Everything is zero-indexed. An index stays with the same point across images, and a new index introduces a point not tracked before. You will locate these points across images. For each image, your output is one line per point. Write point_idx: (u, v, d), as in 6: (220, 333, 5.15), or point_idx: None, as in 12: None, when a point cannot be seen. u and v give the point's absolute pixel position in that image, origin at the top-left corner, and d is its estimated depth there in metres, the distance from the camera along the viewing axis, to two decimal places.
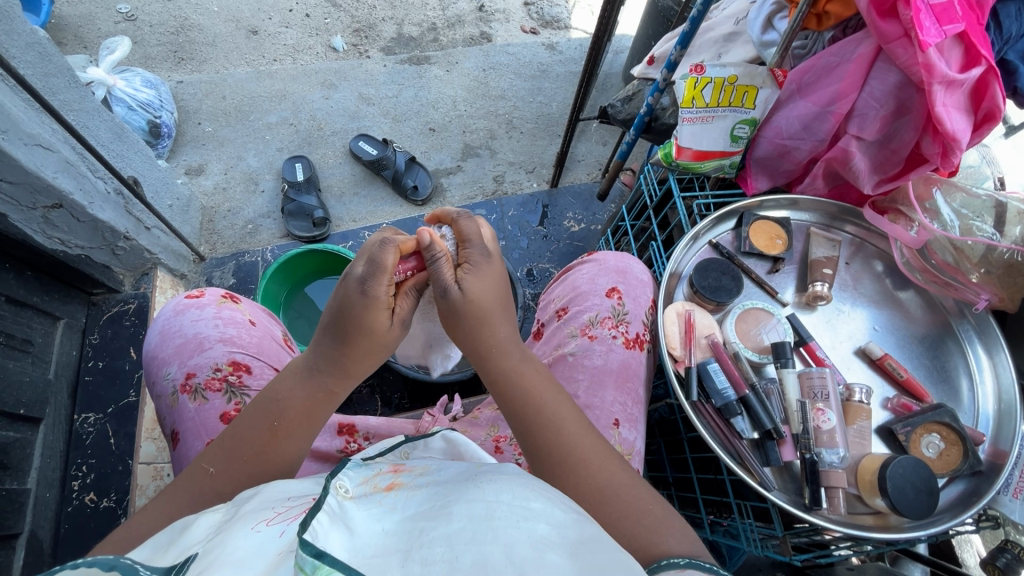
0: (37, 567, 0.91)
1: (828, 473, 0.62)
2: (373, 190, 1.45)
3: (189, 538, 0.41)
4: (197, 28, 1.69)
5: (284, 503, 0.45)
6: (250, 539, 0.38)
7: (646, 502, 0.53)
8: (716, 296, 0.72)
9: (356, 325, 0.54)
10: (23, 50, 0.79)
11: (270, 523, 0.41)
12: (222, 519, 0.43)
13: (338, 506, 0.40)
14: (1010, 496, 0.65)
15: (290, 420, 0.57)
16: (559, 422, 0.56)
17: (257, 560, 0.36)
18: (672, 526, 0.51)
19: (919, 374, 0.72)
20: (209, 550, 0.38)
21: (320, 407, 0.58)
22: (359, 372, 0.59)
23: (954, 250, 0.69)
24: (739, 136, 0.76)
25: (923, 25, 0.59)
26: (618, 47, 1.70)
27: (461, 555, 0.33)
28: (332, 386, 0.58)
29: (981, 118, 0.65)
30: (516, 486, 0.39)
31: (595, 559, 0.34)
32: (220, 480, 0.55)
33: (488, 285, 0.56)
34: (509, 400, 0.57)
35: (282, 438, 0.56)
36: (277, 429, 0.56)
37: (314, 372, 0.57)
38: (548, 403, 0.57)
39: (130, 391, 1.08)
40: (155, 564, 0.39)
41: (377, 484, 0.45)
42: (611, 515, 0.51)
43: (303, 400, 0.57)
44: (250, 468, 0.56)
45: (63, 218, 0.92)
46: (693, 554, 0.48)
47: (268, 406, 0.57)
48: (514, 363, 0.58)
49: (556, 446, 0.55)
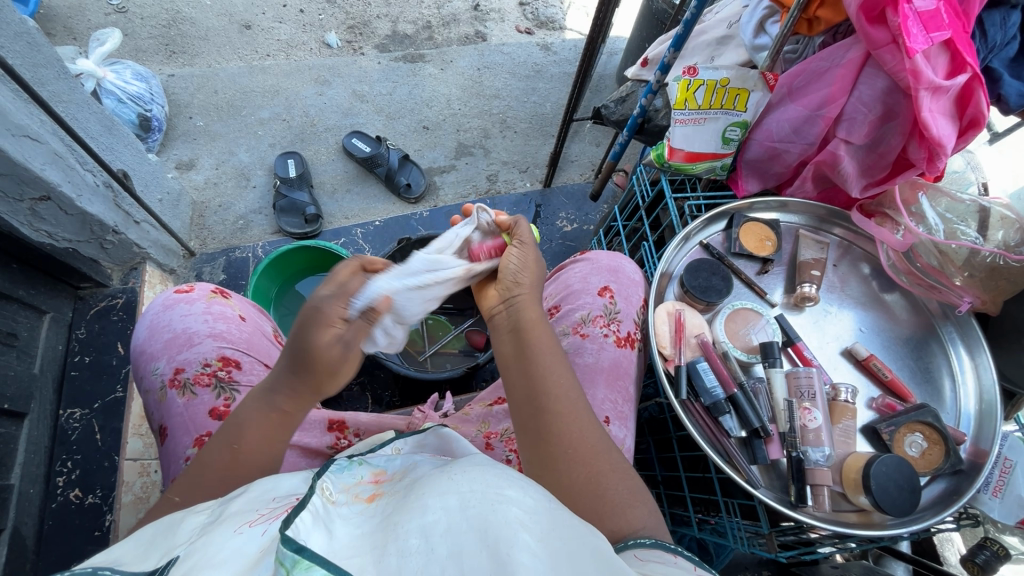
0: (20, 564, 0.90)
1: (814, 471, 0.64)
2: (366, 187, 1.45)
3: (173, 540, 0.41)
4: (189, 21, 1.68)
5: (269, 504, 0.45)
6: (232, 541, 0.38)
7: (623, 467, 0.55)
8: (706, 296, 0.73)
9: (302, 342, 0.54)
10: (12, 40, 0.78)
11: (253, 523, 0.41)
12: (205, 522, 0.43)
13: (323, 507, 0.40)
14: (989, 494, 0.67)
15: (247, 448, 0.55)
16: (566, 374, 0.57)
17: (237, 562, 0.36)
18: (641, 496, 0.53)
19: (902, 374, 0.73)
20: (191, 553, 0.37)
21: (279, 429, 0.57)
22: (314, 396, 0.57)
23: (939, 254, 0.71)
24: (729, 138, 0.76)
25: (910, 33, 0.60)
26: (612, 49, 1.72)
27: (435, 546, 0.34)
28: (289, 408, 0.57)
29: (967, 124, 0.67)
30: (493, 474, 0.38)
31: (568, 544, 0.34)
32: (192, 492, 0.54)
33: (532, 260, 0.66)
34: (522, 349, 0.59)
35: (244, 461, 0.55)
36: (239, 453, 0.55)
37: (269, 391, 0.56)
38: (559, 357, 0.58)
39: (118, 386, 1.07)
40: (137, 568, 0.38)
41: (358, 494, 0.44)
42: (594, 476, 0.52)
43: (258, 423, 0.56)
44: (205, 481, 0.54)
45: (50, 211, 0.90)
46: (654, 530, 0.50)
47: (227, 430, 0.56)
48: (538, 319, 0.61)
49: (558, 397, 0.55)
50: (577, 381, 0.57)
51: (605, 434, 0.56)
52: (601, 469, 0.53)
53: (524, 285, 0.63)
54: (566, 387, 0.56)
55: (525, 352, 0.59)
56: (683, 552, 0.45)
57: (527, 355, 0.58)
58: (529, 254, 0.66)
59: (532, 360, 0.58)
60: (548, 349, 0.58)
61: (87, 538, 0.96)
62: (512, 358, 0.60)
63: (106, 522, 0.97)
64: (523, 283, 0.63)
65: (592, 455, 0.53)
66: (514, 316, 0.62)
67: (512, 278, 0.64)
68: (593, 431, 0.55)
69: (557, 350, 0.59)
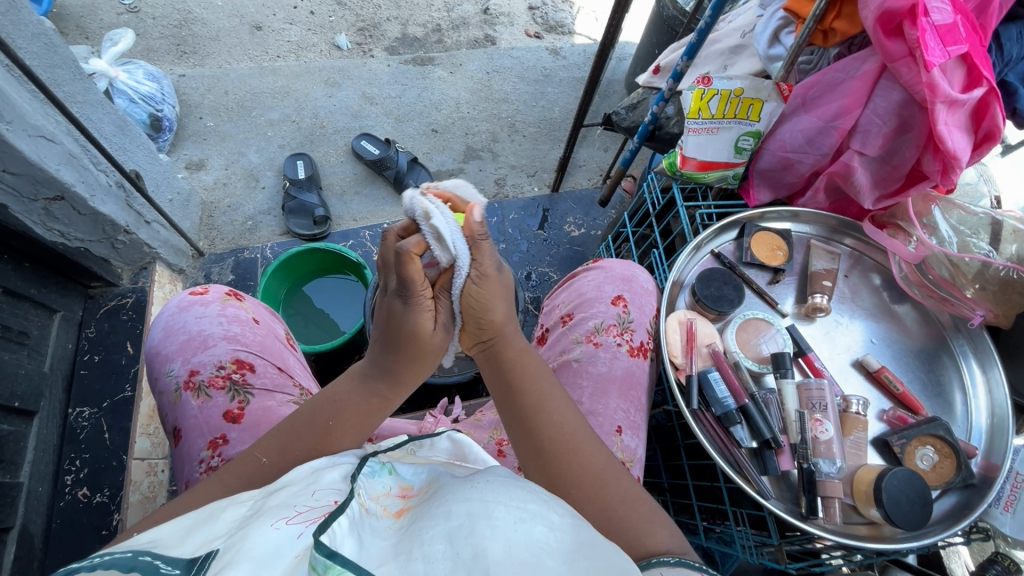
0: (28, 562, 0.90)
1: (824, 483, 0.64)
2: (374, 189, 1.46)
3: (212, 530, 0.41)
4: (201, 22, 1.68)
5: (308, 502, 0.44)
6: (270, 536, 0.38)
7: (633, 492, 0.55)
8: (718, 306, 0.73)
9: (404, 328, 0.54)
10: (29, 41, 0.79)
11: (289, 522, 0.40)
12: (245, 514, 0.43)
13: (359, 514, 0.41)
14: (1000, 509, 0.66)
15: (343, 424, 0.58)
16: (557, 409, 0.57)
17: (276, 561, 0.35)
18: (659, 520, 0.53)
19: (914, 388, 0.73)
20: (230, 547, 0.37)
21: (373, 413, 0.60)
22: (410, 380, 0.59)
23: (950, 266, 0.71)
24: (742, 147, 0.77)
25: (928, 46, 0.60)
26: (622, 54, 1.72)
27: (462, 551, 0.33)
28: (386, 394, 0.59)
29: (981, 137, 0.67)
30: (515, 487, 0.39)
31: (593, 562, 0.34)
32: (281, 460, 0.56)
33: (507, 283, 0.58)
34: (510, 388, 0.58)
35: (337, 437, 0.58)
36: (332, 428, 0.58)
37: (369, 377, 0.59)
38: (553, 391, 0.58)
39: (126, 385, 1.07)
40: (176, 553, 0.38)
41: (387, 507, 0.43)
42: (604, 506, 0.53)
43: (358, 404, 0.58)
44: (296, 452, 0.56)
45: (64, 210, 0.91)
46: (678, 550, 0.49)
47: (322, 409, 0.58)
48: (521, 354, 0.60)
49: (552, 436, 0.56)
50: (570, 412, 0.58)
51: (612, 461, 0.57)
52: (608, 496, 0.53)
53: (494, 321, 0.57)
54: (558, 423, 0.56)
55: (512, 392, 0.58)
56: (708, 570, 0.46)
57: (516, 395, 0.58)
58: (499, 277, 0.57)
59: (521, 401, 0.57)
60: (534, 386, 0.58)
61: (94, 537, 0.96)
62: (502, 398, 0.59)
63: (113, 521, 0.97)
64: (493, 320, 0.57)
65: (598, 484, 0.54)
66: (494, 356, 0.60)
67: (485, 319, 0.57)
68: (595, 460, 0.55)
69: (546, 386, 0.58)
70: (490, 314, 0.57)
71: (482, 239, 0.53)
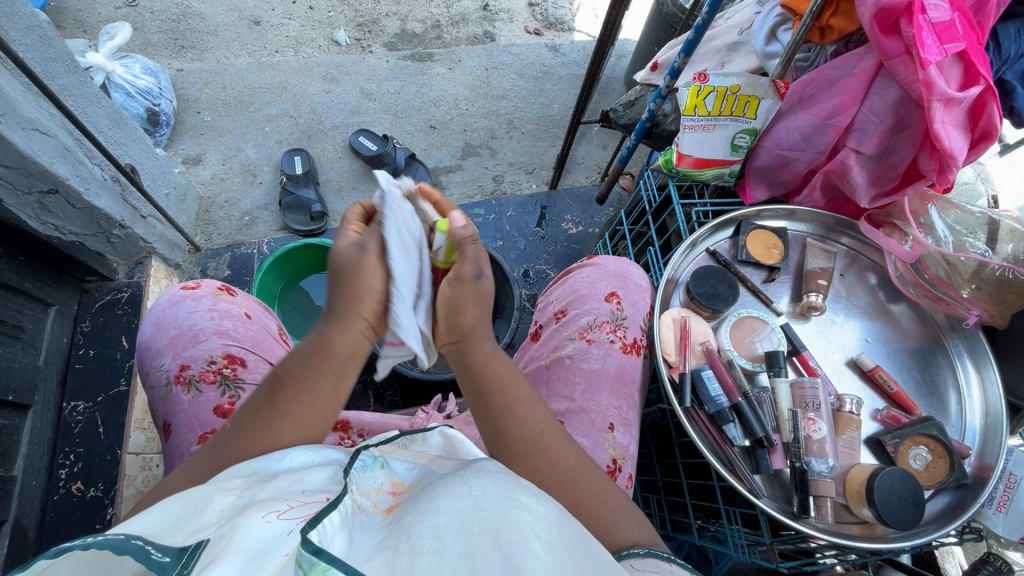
0: (21, 554, 0.90)
1: (817, 482, 0.63)
2: (372, 186, 1.45)
3: (202, 520, 0.40)
4: (199, 17, 1.68)
5: (299, 497, 0.44)
6: (261, 529, 0.37)
7: (605, 488, 0.54)
8: (712, 304, 0.72)
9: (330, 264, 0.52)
10: (23, 33, 0.78)
11: (280, 516, 0.40)
12: (236, 504, 0.43)
13: (352, 510, 0.40)
14: (994, 509, 0.66)
15: (290, 378, 0.53)
16: (526, 412, 0.57)
17: (269, 554, 0.35)
18: (629, 513, 0.53)
19: (908, 387, 0.72)
20: (221, 538, 0.36)
21: (321, 367, 0.52)
22: (349, 325, 0.51)
23: (947, 266, 0.70)
24: (739, 145, 0.76)
25: (924, 43, 0.60)
26: (621, 52, 1.72)
27: (449, 546, 0.33)
28: (331, 341, 0.52)
29: (978, 136, 0.66)
30: (502, 482, 0.39)
31: (581, 556, 0.34)
32: (249, 437, 0.54)
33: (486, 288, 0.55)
34: (479, 392, 0.58)
35: (282, 393, 0.53)
36: (278, 385, 0.53)
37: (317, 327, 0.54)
38: (522, 394, 0.58)
39: (121, 379, 1.07)
40: (168, 541, 0.37)
41: (377, 504, 0.43)
42: (575, 507, 0.52)
43: (300, 356, 0.53)
44: (258, 423, 0.54)
45: (59, 204, 0.91)
46: (646, 542, 0.50)
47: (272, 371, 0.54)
48: (489, 359, 0.58)
49: (520, 438, 0.55)
50: (543, 415, 0.57)
51: (581, 457, 0.56)
52: (580, 495, 0.53)
53: (465, 325, 0.56)
54: (526, 424, 0.56)
55: (480, 393, 0.58)
56: (677, 560, 0.46)
57: (484, 398, 0.57)
58: (475, 284, 0.54)
59: (489, 400, 0.57)
60: (502, 391, 0.57)
61: (88, 531, 0.96)
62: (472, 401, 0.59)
63: (107, 515, 0.98)
64: (462, 324, 0.56)
65: (568, 484, 0.54)
66: (462, 361, 0.59)
67: (456, 323, 0.56)
68: (566, 460, 0.55)
69: (514, 387, 0.58)
70: (458, 319, 0.55)
71: (468, 243, 0.53)
